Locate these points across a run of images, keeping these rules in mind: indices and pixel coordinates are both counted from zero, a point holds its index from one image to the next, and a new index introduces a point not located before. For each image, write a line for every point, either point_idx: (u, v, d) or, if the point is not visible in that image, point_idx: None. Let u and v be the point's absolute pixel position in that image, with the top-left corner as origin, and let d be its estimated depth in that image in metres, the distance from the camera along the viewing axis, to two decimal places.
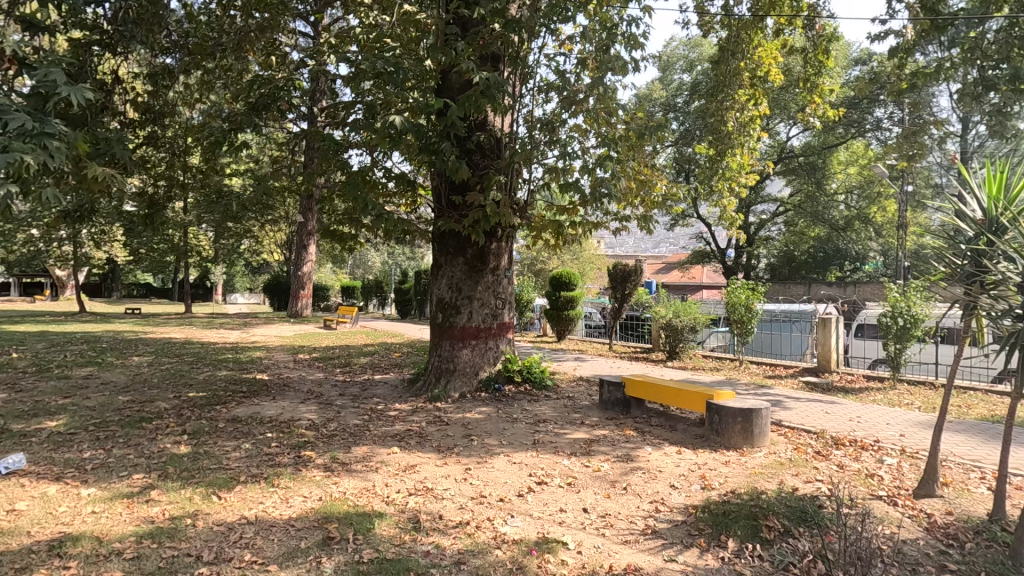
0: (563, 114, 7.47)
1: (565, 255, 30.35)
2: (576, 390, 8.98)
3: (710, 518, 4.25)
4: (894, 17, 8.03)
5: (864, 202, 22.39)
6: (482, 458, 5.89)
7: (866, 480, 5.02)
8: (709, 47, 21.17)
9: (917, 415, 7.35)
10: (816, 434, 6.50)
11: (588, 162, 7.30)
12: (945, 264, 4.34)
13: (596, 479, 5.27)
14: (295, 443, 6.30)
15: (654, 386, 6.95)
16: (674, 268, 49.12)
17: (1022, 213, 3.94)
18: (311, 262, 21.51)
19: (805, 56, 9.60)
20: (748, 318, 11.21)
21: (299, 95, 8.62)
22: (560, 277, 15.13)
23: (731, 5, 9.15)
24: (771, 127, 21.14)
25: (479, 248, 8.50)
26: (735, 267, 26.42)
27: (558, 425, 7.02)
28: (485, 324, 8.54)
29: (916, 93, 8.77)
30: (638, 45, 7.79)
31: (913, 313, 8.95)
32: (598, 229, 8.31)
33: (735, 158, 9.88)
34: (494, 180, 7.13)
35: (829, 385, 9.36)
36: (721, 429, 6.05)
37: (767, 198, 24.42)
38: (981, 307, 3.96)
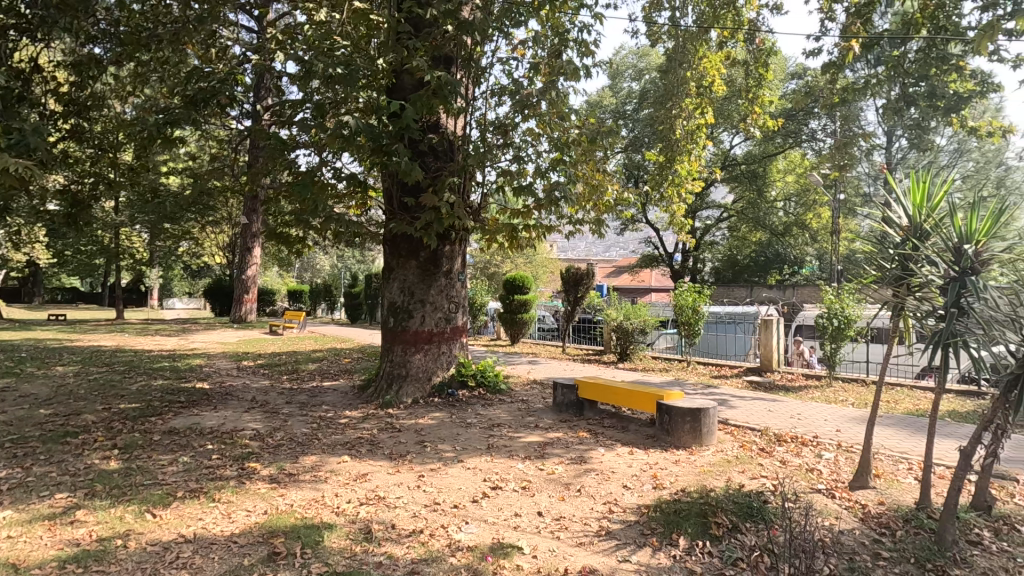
0: (515, 118, 7.50)
1: (519, 259, 30.52)
2: (530, 393, 8.99)
3: (662, 517, 4.33)
4: (827, 35, 8.46)
5: (801, 208, 23.54)
6: (436, 465, 5.79)
7: (807, 474, 5.25)
8: (656, 57, 21.79)
9: (851, 411, 7.76)
10: (760, 431, 6.76)
11: (542, 166, 7.36)
12: (876, 267, 4.55)
13: (550, 482, 5.29)
14: (238, 455, 6.02)
15: (607, 388, 7.07)
16: (624, 272, 50.12)
17: (943, 220, 4.17)
18: (255, 265, 20.70)
19: (747, 69, 9.97)
20: (695, 319, 11.55)
21: (241, 90, 8.27)
22: (514, 280, 15.10)
23: (677, 16, 9.38)
24: (715, 136, 22.01)
25: (432, 251, 8.40)
26: (682, 270, 27.23)
27: (512, 429, 7.00)
28: (438, 328, 8.44)
29: (847, 107, 9.29)
30: (589, 51, 7.92)
31: (847, 313, 9.44)
32: (552, 233, 8.36)
33: (684, 165, 10.11)
34: (448, 183, 7.05)
35: (771, 384, 9.75)
36: (671, 428, 6.19)
37: (711, 204, 25.31)
38: (907, 308, 4.25)
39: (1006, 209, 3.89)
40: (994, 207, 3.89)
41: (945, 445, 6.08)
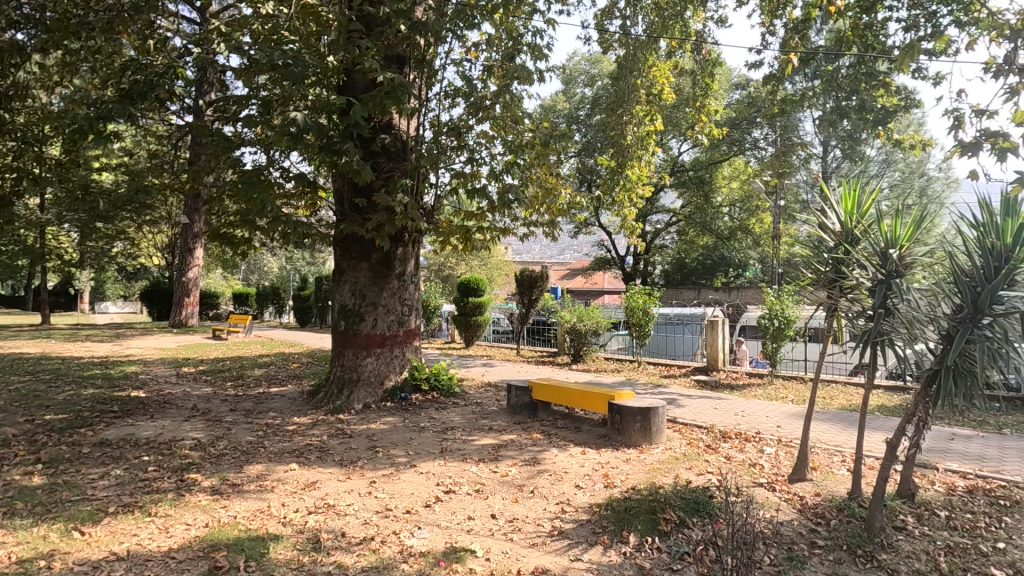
0: (469, 120, 7.48)
1: (473, 261, 30.41)
2: (484, 396, 8.98)
3: (613, 515, 4.41)
4: (768, 49, 8.84)
5: (745, 214, 24.52)
6: (388, 470, 5.69)
7: (750, 469, 5.46)
8: (608, 63, 22.23)
9: (791, 408, 8.13)
10: (707, 428, 7.00)
11: (496, 169, 7.37)
12: (812, 271, 4.76)
13: (504, 484, 5.30)
14: (177, 466, 5.74)
15: (561, 389, 7.14)
16: (577, 275, 50.80)
17: (872, 226, 4.44)
18: (197, 266, 19.81)
19: (694, 78, 10.30)
20: (646, 321, 11.84)
21: (182, 84, 7.90)
22: (469, 282, 15.03)
23: (628, 25, 9.59)
24: (664, 142, 22.64)
25: (384, 253, 8.27)
26: (633, 273, 27.86)
27: (466, 432, 6.97)
28: (391, 331, 8.31)
29: (787, 118, 9.74)
30: (542, 56, 8.01)
31: (787, 314, 9.89)
32: (506, 236, 8.38)
33: (635, 170, 10.38)
34: (401, 184, 6.96)
35: (717, 383, 10.11)
36: (622, 428, 6.32)
37: (661, 208, 26.04)
38: (840, 309, 4.51)
39: (926, 216, 4.19)
40: (916, 214, 4.18)
41: (874, 438, 6.46)
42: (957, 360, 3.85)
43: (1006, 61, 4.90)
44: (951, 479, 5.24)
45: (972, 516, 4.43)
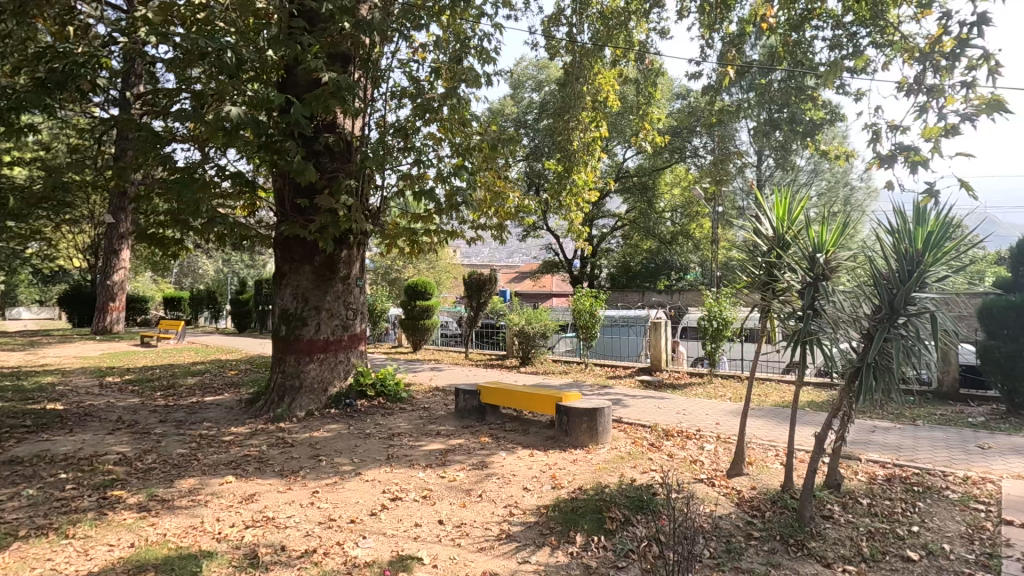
0: (416, 121, 7.39)
1: (421, 264, 29.99)
2: (432, 401, 8.87)
3: (560, 516, 4.45)
4: (706, 61, 9.18)
5: (686, 219, 25.40)
6: (331, 479, 5.52)
7: (691, 466, 5.65)
8: (555, 70, 22.53)
9: (728, 405, 8.47)
10: (651, 427, 7.19)
11: (443, 171, 7.32)
12: (748, 274, 4.99)
13: (451, 489, 5.24)
14: (99, 483, 5.35)
15: (509, 392, 7.16)
16: (525, 278, 51.10)
17: (801, 232, 4.69)
18: (124, 270, 18.62)
19: (638, 87, 10.55)
20: (592, 323, 12.04)
21: (105, 75, 7.41)
22: (416, 286, 14.83)
23: (574, 32, 9.74)
24: (610, 148, 23.13)
25: (328, 256, 8.03)
26: (580, 276, 28.29)
27: (413, 438, 6.86)
28: (335, 335, 8.08)
29: (724, 127, 10.19)
30: (490, 59, 8.01)
31: (724, 316, 10.32)
32: (454, 239, 8.33)
33: (581, 175, 10.55)
34: (345, 185, 6.80)
35: (660, 383, 10.41)
36: (570, 429, 6.39)
37: (607, 213, 26.62)
38: (773, 310, 4.74)
39: (849, 222, 4.47)
40: (839, 220, 4.46)
41: (804, 432, 6.83)
42: (877, 357, 4.13)
43: (916, 81, 5.32)
44: (872, 468, 5.60)
45: (891, 502, 4.75)
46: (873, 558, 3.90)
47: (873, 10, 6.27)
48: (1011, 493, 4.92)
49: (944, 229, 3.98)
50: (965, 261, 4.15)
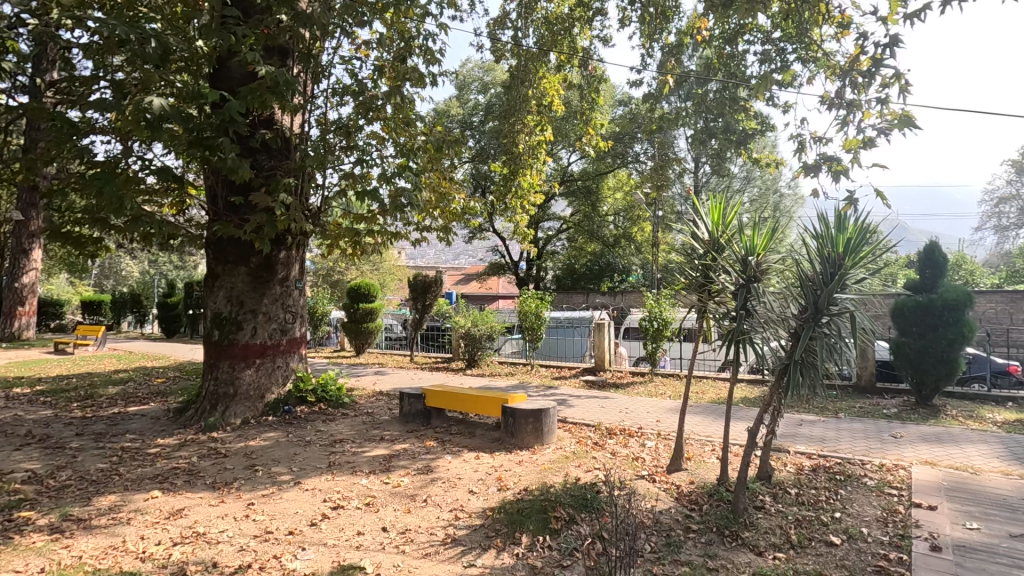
0: (359, 120, 7.23)
1: (364, 265, 29.32)
2: (375, 405, 8.69)
3: (506, 518, 4.45)
4: (647, 69, 9.44)
5: (628, 222, 26.08)
6: (268, 490, 5.30)
7: (633, 463, 5.80)
8: (501, 72, 22.61)
9: (668, 403, 8.76)
10: (594, 426, 7.34)
11: (387, 171, 7.19)
12: (685, 276, 5.20)
13: (395, 495, 5.14)
14: (4, 504, 4.90)
15: (455, 395, 7.12)
16: (472, 280, 50.89)
17: (734, 236, 4.93)
18: (36, 271, 17.31)
19: (581, 92, 10.74)
20: (538, 325, 12.14)
21: (13, 59, 6.82)
22: (359, 288, 14.48)
23: (519, 36, 9.80)
24: (555, 152, 23.45)
25: (265, 257, 7.72)
26: (526, 278, 28.49)
27: (356, 444, 6.69)
28: (273, 340, 7.76)
29: (663, 134, 10.53)
30: (435, 59, 7.95)
31: (664, 316, 10.67)
32: (398, 240, 8.19)
33: (526, 178, 10.63)
34: (284, 184, 6.55)
35: (604, 382, 10.64)
36: (516, 430, 6.42)
37: (552, 216, 26.96)
38: (709, 310, 4.95)
39: (777, 227, 4.72)
40: (769, 225, 4.70)
41: (738, 427, 7.16)
42: (803, 355, 4.37)
43: (837, 95, 5.69)
44: (799, 459, 5.94)
45: (816, 491, 5.05)
46: (801, 544, 4.12)
47: (798, 27, 6.65)
48: (921, 478, 5.34)
49: (861, 234, 4.26)
50: (881, 264, 4.46)
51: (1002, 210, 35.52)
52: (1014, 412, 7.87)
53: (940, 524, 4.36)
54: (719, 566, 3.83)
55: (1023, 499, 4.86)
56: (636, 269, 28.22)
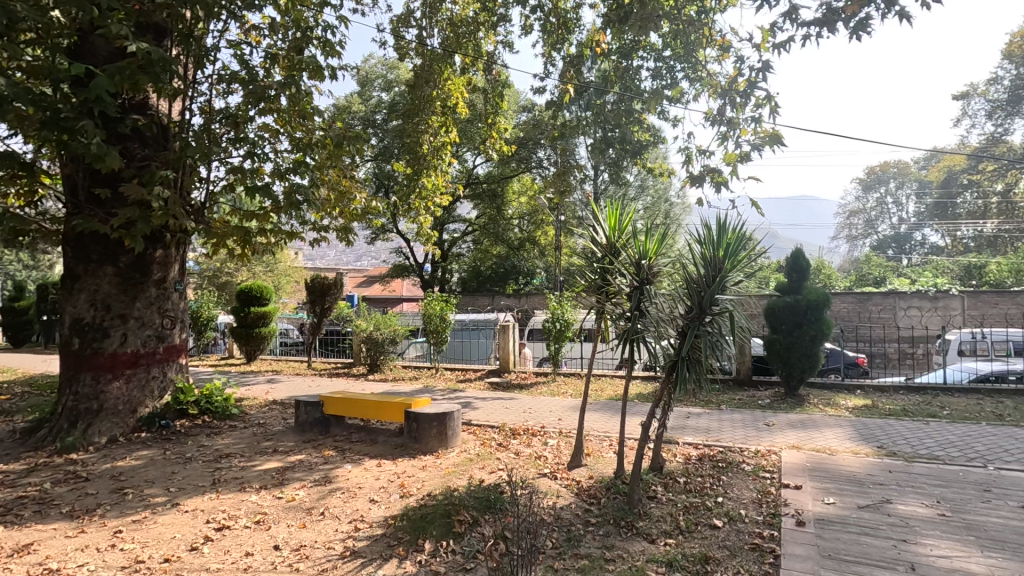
0: (249, 110, 6.74)
1: (256, 266, 27.41)
2: (268, 415, 8.15)
3: (409, 525, 4.34)
4: (549, 78, 9.69)
5: (532, 227, 26.62)
6: (141, 514, 4.77)
7: (536, 462, 5.91)
8: (404, 71, 22.21)
9: (570, 401, 9.04)
10: (498, 428, 7.40)
11: (281, 166, 6.78)
12: (585, 278, 5.40)
13: (289, 510, 4.84)
14: None
15: (354, 401, 6.85)
16: (375, 282, 49.40)
17: (629, 241, 5.19)
18: None
19: (486, 96, 10.79)
20: (443, 327, 12.02)
21: None
22: (250, 291, 13.49)
23: (424, 35, 9.65)
24: (460, 154, 23.40)
25: (138, 257, 6.97)
26: (431, 280, 28.15)
27: (244, 458, 6.22)
28: (146, 348, 7.02)
29: (565, 142, 10.88)
30: (335, 52, 7.61)
31: (566, 318, 11.00)
32: (294, 240, 7.74)
33: (430, 179, 10.46)
34: (160, 176, 5.94)
35: (508, 384, 10.76)
36: (419, 435, 6.30)
37: (457, 218, 26.94)
38: (607, 312, 5.17)
39: (668, 233, 5.03)
40: (660, 231, 5.01)
41: (634, 422, 7.54)
42: (689, 351, 4.68)
43: (719, 113, 6.23)
44: (687, 450, 6.37)
45: (701, 478, 5.44)
46: (689, 530, 4.40)
47: (686, 48, 7.15)
48: (788, 461, 5.94)
49: (739, 240, 4.64)
50: (756, 268, 4.88)
51: (852, 222, 40.70)
52: (862, 398, 9.00)
53: (804, 501, 4.87)
54: (616, 556, 3.99)
55: (868, 474, 5.57)
56: (539, 271, 28.93)
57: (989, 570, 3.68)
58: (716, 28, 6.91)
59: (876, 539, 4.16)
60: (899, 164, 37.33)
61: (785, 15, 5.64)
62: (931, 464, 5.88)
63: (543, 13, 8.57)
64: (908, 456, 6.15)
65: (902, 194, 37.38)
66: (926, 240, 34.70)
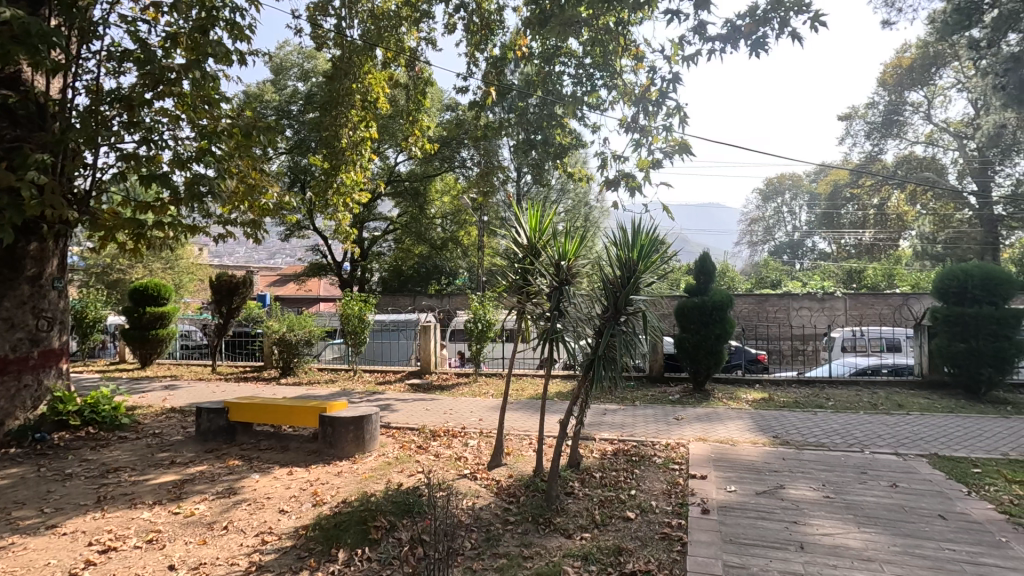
0: (145, 93, 6.17)
1: (153, 262, 25.25)
2: (164, 424, 7.51)
3: (321, 534, 4.14)
4: (472, 77, 9.68)
5: (455, 226, 26.43)
6: (7, 540, 4.23)
7: (455, 463, 5.87)
8: (323, 61, 21.32)
9: (491, 401, 9.06)
10: (418, 430, 7.28)
11: (182, 155, 6.28)
12: (506, 279, 5.45)
13: (187, 526, 4.47)
14: None
15: (263, 407, 6.46)
16: (289, 281, 47.12)
17: (549, 242, 5.28)
18: None
19: (408, 93, 10.58)
20: (361, 328, 11.64)
21: None
22: (146, 289, 12.39)
23: (343, 26, 9.29)
24: (382, 151, 22.76)
25: (7, 250, 6.24)
26: (350, 280, 27.25)
27: (136, 471, 5.70)
28: (17, 353, 6.29)
29: (487, 143, 10.89)
30: (244, 36, 7.15)
31: (488, 318, 11.01)
32: (196, 235, 7.19)
33: (349, 175, 10.12)
34: (35, 160, 5.33)
35: (429, 385, 10.63)
36: (334, 440, 6.06)
37: (378, 216, 26.23)
38: (528, 312, 5.24)
39: (586, 236, 5.15)
40: (579, 233, 5.13)
41: (553, 421, 7.69)
42: (605, 350, 4.84)
43: (633, 121, 6.54)
44: (603, 445, 6.58)
45: (616, 472, 5.63)
46: (604, 523, 4.53)
47: (604, 57, 7.38)
48: (695, 452, 6.30)
49: (652, 243, 4.82)
50: (668, 270, 5.11)
51: (753, 229, 43.91)
52: (760, 392, 9.73)
53: (709, 490, 5.18)
54: (534, 553, 4.03)
55: (765, 462, 6.01)
56: (462, 272, 28.81)
57: (864, 544, 4.09)
58: (632, 39, 7.22)
59: (770, 522, 4.49)
60: (794, 177, 40.77)
61: (693, 31, 6.01)
62: (817, 451, 6.45)
63: (466, 12, 8.53)
64: (799, 444, 6.72)
65: (796, 205, 40.80)
66: (815, 247, 38.06)
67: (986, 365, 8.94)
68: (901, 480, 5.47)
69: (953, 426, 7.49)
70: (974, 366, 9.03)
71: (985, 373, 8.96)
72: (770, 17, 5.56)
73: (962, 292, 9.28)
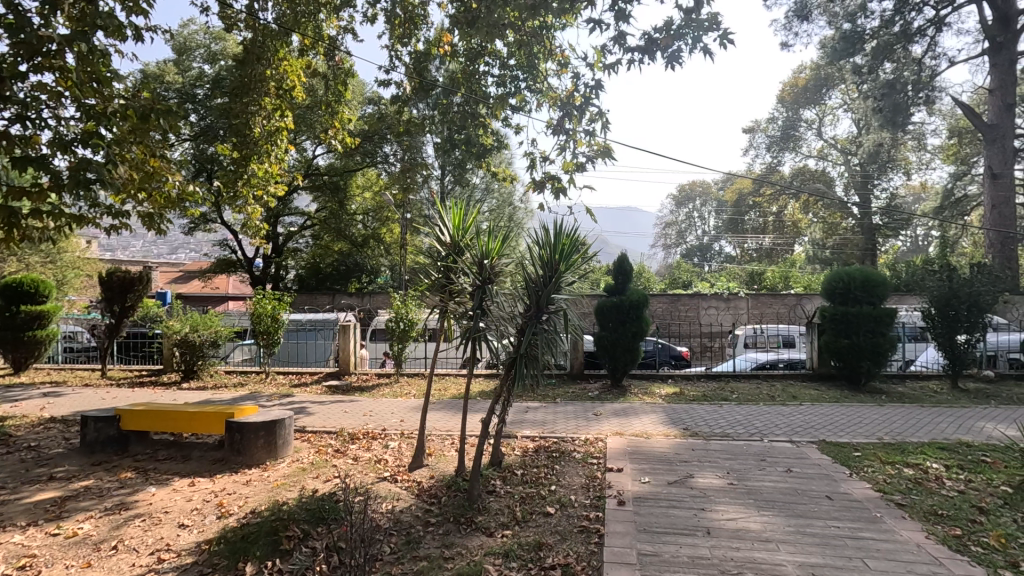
0: (18, 63, 5.46)
1: (32, 256, 22.58)
2: (43, 436, 6.73)
3: (228, 548, 3.88)
4: (394, 70, 9.45)
5: (377, 223, 25.75)
6: None
7: (375, 466, 5.70)
8: (233, 44, 19.96)
9: (412, 402, 8.90)
10: (335, 433, 7.00)
11: (65, 137, 5.62)
12: (429, 277, 5.38)
13: (70, 548, 4.04)
14: None
15: (162, 415, 5.96)
16: (194, 278, 43.83)
17: (471, 240, 5.27)
18: None
19: (326, 82, 10.11)
20: (274, 328, 11.01)
21: None
22: (21, 284, 11.05)
23: (256, 8, 8.75)
24: (299, 142, 21.70)
25: None
26: (263, 277, 25.76)
27: (6, 490, 5.05)
28: None
29: (411, 139, 10.69)
30: (140, 9, 6.52)
31: (409, 317, 10.80)
32: (83, 226, 6.47)
33: (261, 166, 9.54)
34: None
35: (348, 387, 10.26)
36: (243, 447, 5.70)
37: (294, 211, 25.03)
38: (451, 311, 5.19)
39: (509, 235, 5.16)
40: (503, 233, 5.13)
41: (474, 420, 7.68)
42: (527, 349, 4.88)
43: (558, 124, 6.71)
44: (524, 443, 6.67)
45: (537, 469, 5.71)
46: (525, 519, 4.57)
47: (530, 60, 7.49)
48: (611, 447, 6.52)
49: (573, 244, 4.90)
50: (588, 271, 5.22)
51: (667, 232, 46.29)
52: (672, 387, 10.23)
53: (625, 482, 5.38)
54: (454, 553, 4.00)
55: (675, 453, 6.34)
56: (384, 270, 28.09)
57: (763, 526, 4.41)
58: (556, 44, 7.38)
59: (680, 510, 4.74)
60: (703, 185, 43.47)
61: (614, 40, 6.22)
62: (723, 441, 6.89)
63: (389, 4, 8.32)
64: (706, 435, 7.14)
65: (704, 211, 43.45)
66: (722, 251, 40.62)
67: (866, 358, 9.94)
68: (794, 465, 5.96)
69: (839, 415, 8.25)
70: (856, 360, 10.02)
71: (864, 366, 9.95)
72: (684, 34, 5.86)
73: (846, 293, 10.25)
